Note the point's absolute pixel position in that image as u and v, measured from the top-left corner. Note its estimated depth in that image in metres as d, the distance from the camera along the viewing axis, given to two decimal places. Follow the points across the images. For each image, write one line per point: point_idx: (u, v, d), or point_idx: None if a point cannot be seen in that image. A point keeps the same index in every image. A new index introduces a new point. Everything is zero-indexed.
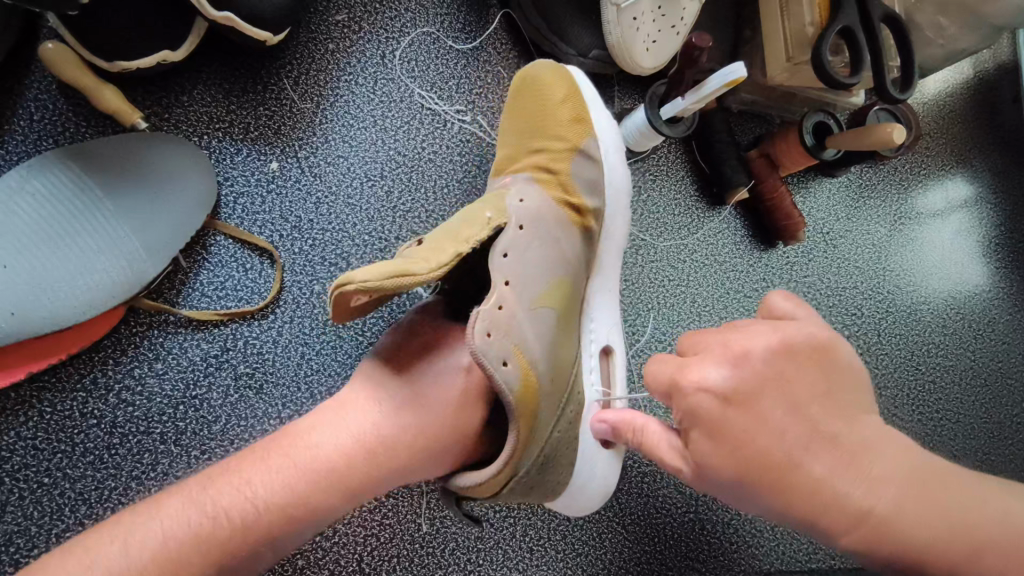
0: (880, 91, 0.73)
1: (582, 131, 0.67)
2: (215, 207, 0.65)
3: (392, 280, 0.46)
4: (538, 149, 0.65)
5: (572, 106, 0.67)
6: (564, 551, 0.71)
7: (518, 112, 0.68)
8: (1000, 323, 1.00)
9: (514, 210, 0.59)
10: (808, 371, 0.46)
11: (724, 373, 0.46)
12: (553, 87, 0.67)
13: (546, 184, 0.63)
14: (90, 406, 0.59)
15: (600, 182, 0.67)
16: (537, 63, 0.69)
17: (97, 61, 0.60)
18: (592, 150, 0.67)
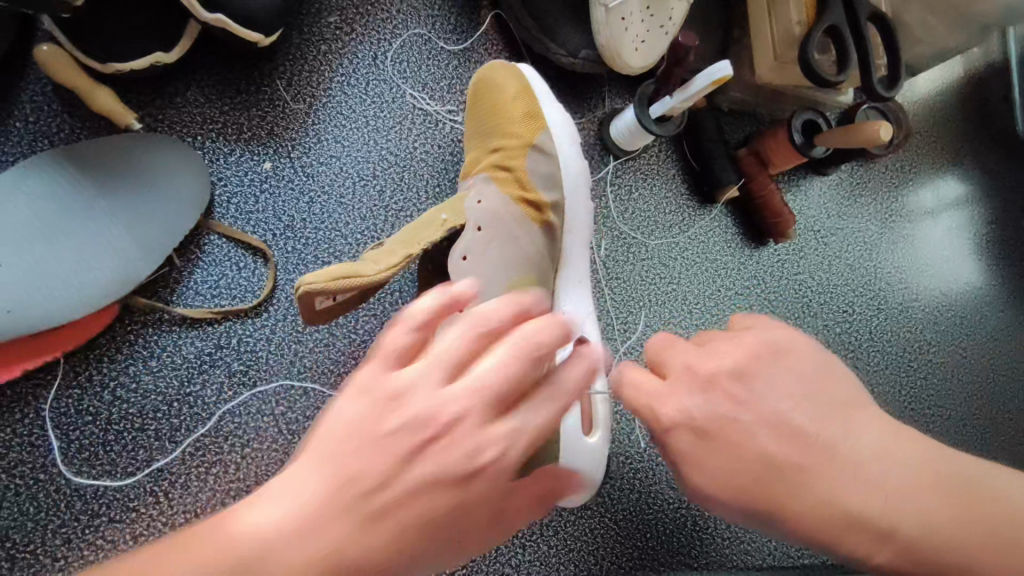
0: (867, 89, 0.74)
1: (534, 126, 0.68)
2: (209, 207, 0.66)
3: (343, 280, 0.49)
4: (495, 151, 0.66)
5: (523, 104, 0.68)
6: (556, 546, 0.72)
7: (475, 116, 0.69)
8: (992, 320, 1.01)
9: (472, 211, 0.61)
10: (770, 381, 0.44)
11: (692, 399, 0.43)
12: (504, 90, 0.68)
13: (504, 184, 0.64)
14: (85, 403, 0.60)
15: (557, 175, 0.68)
16: (487, 66, 0.70)
17: (91, 63, 0.61)
18: (546, 145, 0.68)
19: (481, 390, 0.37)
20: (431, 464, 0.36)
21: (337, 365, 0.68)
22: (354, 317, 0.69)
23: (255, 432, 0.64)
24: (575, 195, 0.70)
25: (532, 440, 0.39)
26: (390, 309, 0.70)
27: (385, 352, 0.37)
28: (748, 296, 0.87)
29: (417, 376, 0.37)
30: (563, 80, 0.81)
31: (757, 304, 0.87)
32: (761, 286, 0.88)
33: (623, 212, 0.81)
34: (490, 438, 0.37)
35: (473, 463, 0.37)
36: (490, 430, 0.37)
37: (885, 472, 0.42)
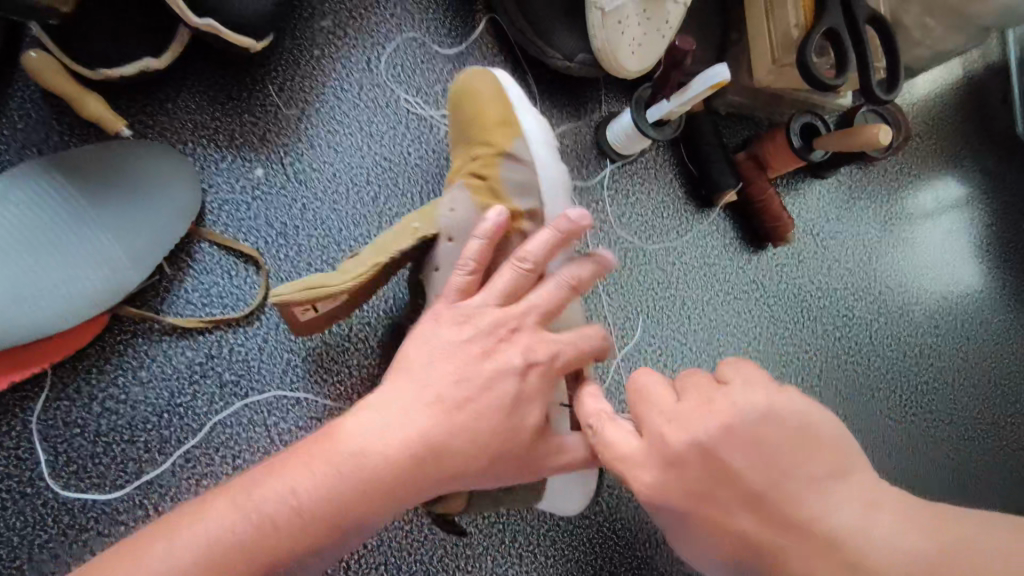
0: (866, 92, 0.73)
1: (510, 133, 0.59)
2: (200, 214, 0.65)
3: (311, 291, 0.56)
4: (472, 159, 0.60)
5: (495, 110, 0.60)
6: (553, 556, 0.71)
7: (456, 122, 0.64)
8: (992, 323, 1.00)
9: (444, 226, 0.58)
10: (744, 453, 0.39)
11: (653, 472, 0.41)
12: (480, 93, 0.61)
13: (475, 195, 0.58)
14: (73, 415, 0.59)
15: (536, 182, 0.59)
16: (467, 73, 0.64)
17: (79, 69, 0.60)
18: (522, 150, 0.59)
19: (534, 308, 0.52)
20: (486, 369, 0.49)
21: (331, 374, 0.67)
22: (348, 325, 0.68)
23: (247, 442, 0.63)
24: (556, 204, 0.59)
25: (561, 358, 0.52)
26: (385, 316, 0.69)
27: (452, 291, 0.53)
28: (747, 301, 0.86)
29: (485, 300, 0.52)
30: (559, 84, 0.80)
31: (756, 308, 0.86)
32: (760, 291, 0.87)
33: (620, 217, 0.80)
34: (546, 339, 0.52)
35: (516, 365, 0.50)
36: (536, 335, 0.52)
37: (866, 546, 0.35)
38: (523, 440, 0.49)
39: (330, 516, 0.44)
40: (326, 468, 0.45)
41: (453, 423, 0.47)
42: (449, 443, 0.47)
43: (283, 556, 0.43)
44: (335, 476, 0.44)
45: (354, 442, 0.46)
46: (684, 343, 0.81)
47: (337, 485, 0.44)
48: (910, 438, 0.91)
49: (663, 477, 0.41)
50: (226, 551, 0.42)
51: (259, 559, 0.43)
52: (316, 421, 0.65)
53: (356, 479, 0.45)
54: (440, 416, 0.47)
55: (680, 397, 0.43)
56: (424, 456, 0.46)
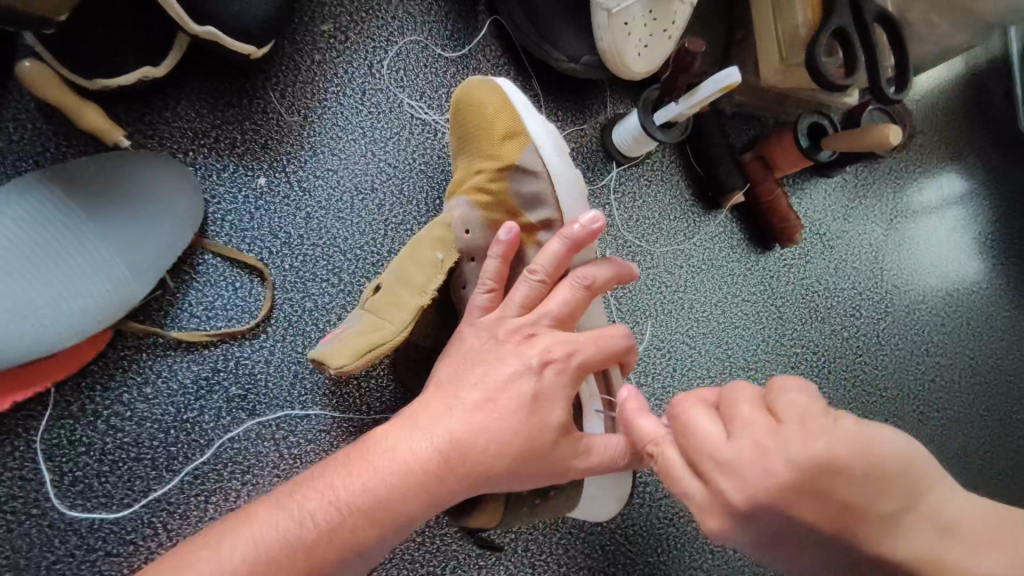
0: (875, 92, 0.72)
1: (516, 145, 0.58)
2: (203, 225, 0.64)
3: (363, 358, 0.51)
4: (477, 172, 0.60)
5: (500, 123, 0.59)
6: (566, 565, 0.70)
7: (460, 133, 0.63)
8: (998, 319, 1.00)
9: (461, 245, 0.57)
10: (809, 536, 0.34)
11: (716, 516, 0.36)
12: (484, 105, 0.60)
13: (487, 211, 0.58)
14: (78, 433, 0.58)
15: (548, 193, 0.58)
16: (465, 84, 0.62)
17: (77, 79, 0.58)
18: (531, 163, 0.58)
19: (549, 315, 0.52)
20: (505, 371, 0.48)
21: (338, 385, 0.66)
22: None
23: (255, 456, 0.62)
24: (574, 210, 0.59)
25: (589, 361, 0.50)
26: None
27: (474, 308, 0.53)
28: (754, 303, 0.85)
29: (503, 313, 0.52)
30: (563, 86, 0.79)
31: (764, 310, 0.86)
32: (768, 292, 0.86)
33: (627, 219, 0.80)
34: (566, 339, 0.50)
35: (533, 365, 0.48)
36: (556, 334, 0.50)
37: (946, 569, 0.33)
38: (555, 436, 0.48)
39: (370, 516, 0.44)
40: (362, 472, 0.45)
41: (482, 424, 0.47)
42: (479, 441, 0.46)
43: (328, 559, 0.43)
44: (373, 479, 0.44)
45: (387, 447, 0.46)
46: (693, 347, 0.81)
47: (375, 488, 0.44)
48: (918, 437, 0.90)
49: (729, 525, 0.36)
50: (272, 554, 0.41)
51: (304, 564, 0.42)
52: (324, 433, 0.64)
53: (392, 479, 0.45)
54: (469, 415, 0.47)
55: (731, 432, 0.37)
56: (456, 457, 0.46)
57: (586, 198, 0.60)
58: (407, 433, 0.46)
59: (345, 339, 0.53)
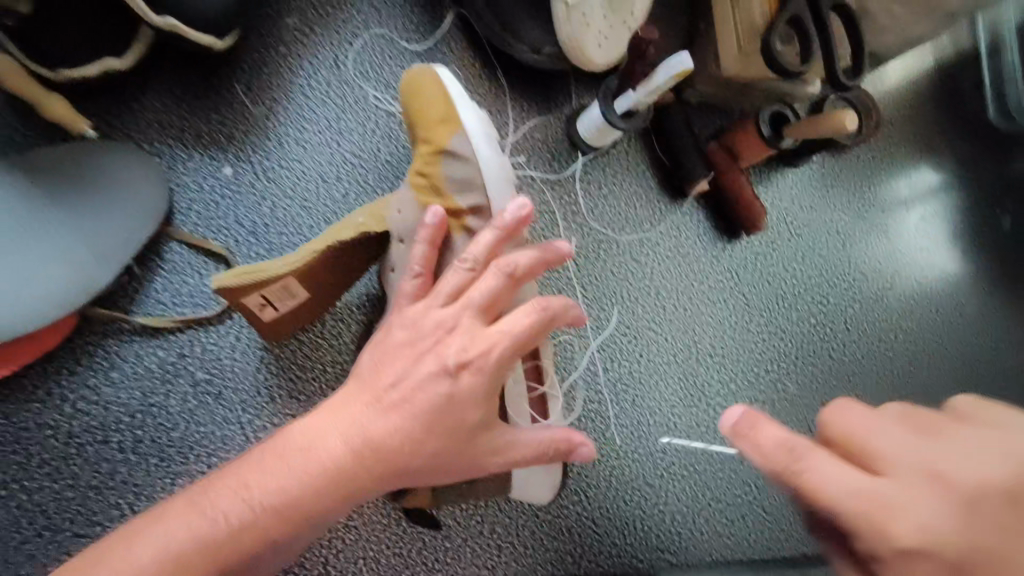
0: (830, 79, 0.73)
1: (446, 129, 0.59)
2: (169, 214, 0.65)
3: (244, 279, 0.57)
4: (418, 157, 0.61)
5: (437, 106, 0.60)
6: (532, 547, 0.71)
7: (411, 120, 0.65)
8: (968, 306, 1.01)
9: (393, 225, 0.59)
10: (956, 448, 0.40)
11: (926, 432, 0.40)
12: (423, 92, 0.61)
13: (420, 194, 0.59)
14: (45, 416, 0.59)
15: (477, 179, 0.58)
16: (413, 69, 0.64)
17: (42, 70, 0.60)
18: (462, 147, 0.59)
19: (472, 308, 0.50)
20: (422, 369, 0.48)
21: (304, 371, 0.67)
22: (321, 323, 0.68)
23: (221, 440, 0.63)
24: (501, 197, 0.59)
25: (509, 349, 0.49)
26: (359, 312, 0.70)
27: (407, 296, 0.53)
28: (722, 290, 0.86)
29: (430, 305, 0.51)
30: (528, 78, 0.81)
31: (732, 296, 0.87)
32: (736, 280, 0.87)
33: (593, 209, 0.81)
34: (484, 334, 0.49)
35: (449, 367, 0.48)
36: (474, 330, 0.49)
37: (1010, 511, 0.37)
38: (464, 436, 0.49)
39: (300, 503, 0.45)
40: (281, 469, 0.45)
41: (400, 426, 0.47)
42: (394, 441, 0.47)
43: (242, 553, 0.44)
44: (291, 478, 0.45)
45: (310, 444, 0.46)
46: (660, 333, 0.82)
47: (278, 486, 0.45)
48: None
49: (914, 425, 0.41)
50: (201, 541, 0.43)
51: (218, 560, 0.43)
52: (290, 418, 0.65)
53: (311, 476, 0.45)
54: (392, 418, 0.47)
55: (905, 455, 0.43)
56: (371, 456, 0.46)
57: (512, 185, 0.60)
58: (329, 433, 0.47)
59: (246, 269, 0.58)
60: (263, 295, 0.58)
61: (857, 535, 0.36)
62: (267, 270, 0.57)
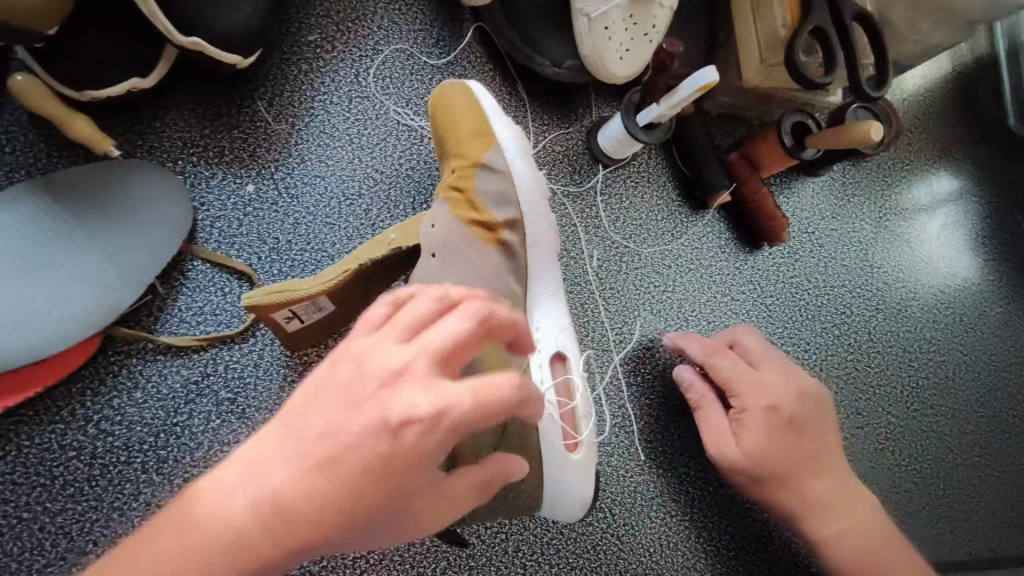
0: (855, 90, 0.73)
1: (483, 144, 0.63)
2: (192, 232, 0.65)
3: (272, 298, 0.56)
4: (450, 172, 0.64)
5: (471, 121, 0.63)
6: (558, 565, 0.70)
7: (436, 138, 0.67)
8: (992, 316, 1.00)
9: (425, 238, 0.58)
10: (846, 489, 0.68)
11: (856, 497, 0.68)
12: (453, 107, 0.64)
13: (456, 208, 0.61)
14: (69, 438, 0.58)
15: (511, 194, 0.64)
16: (437, 88, 0.67)
17: (69, 91, 0.60)
18: (497, 163, 0.64)
19: (428, 352, 0.35)
20: (358, 423, 0.35)
21: None
22: (343, 339, 0.68)
23: None
24: (532, 208, 0.65)
25: (466, 419, 0.34)
26: None
27: (362, 321, 0.37)
28: (744, 301, 0.85)
29: (377, 339, 0.36)
30: (548, 91, 0.81)
31: (754, 307, 0.86)
32: (758, 290, 0.87)
33: (614, 221, 0.80)
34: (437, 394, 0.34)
35: (390, 423, 0.34)
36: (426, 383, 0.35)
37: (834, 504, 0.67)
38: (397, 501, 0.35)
39: None
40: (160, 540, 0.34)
41: (314, 487, 0.34)
42: (306, 503, 0.34)
43: None
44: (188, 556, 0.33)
45: (200, 503, 0.35)
46: None
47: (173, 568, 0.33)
48: (913, 433, 0.90)
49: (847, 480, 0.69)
50: None
51: None
52: None
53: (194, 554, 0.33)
54: (305, 473, 0.35)
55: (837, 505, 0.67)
56: (277, 522, 0.34)
57: (542, 198, 0.66)
58: (222, 483, 0.35)
59: (275, 286, 0.58)
60: (291, 309, 0.57)
61: (745, 393, 0.68)
62: (299, 289, 0.57)
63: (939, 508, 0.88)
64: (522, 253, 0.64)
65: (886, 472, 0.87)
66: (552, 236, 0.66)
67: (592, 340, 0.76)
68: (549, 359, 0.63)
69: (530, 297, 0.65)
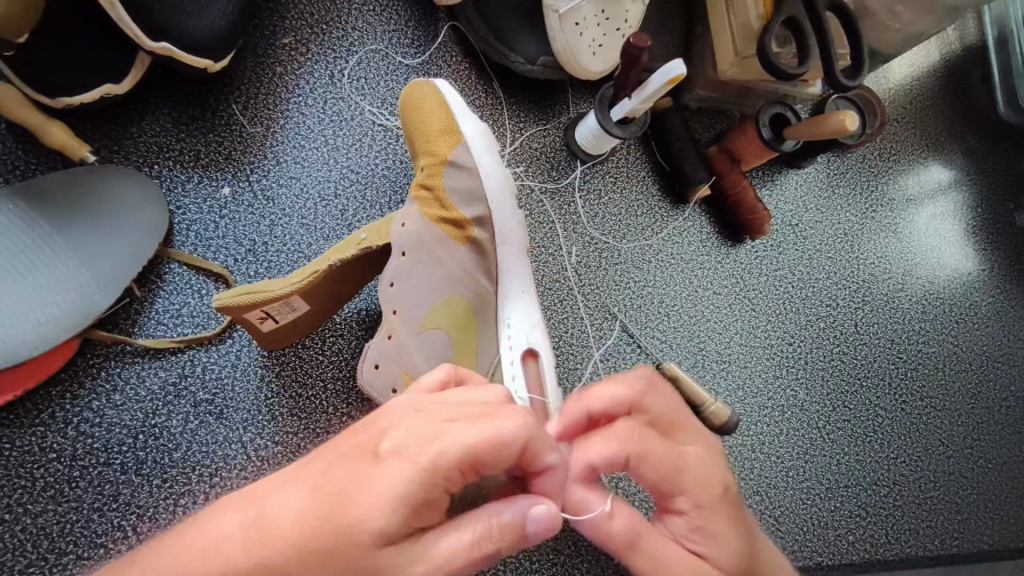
0: (830, 80, 0.72)
1: (451, 142, 0.64)
2: (168, 235, 0.66)
3: (241, 299, 0.56)
4: (420, 170, 0.64)
5: (439, 119, 0.64)
6: (538, 562, 0.69)
7: (408, 135, 0.67)
8: (984, 306, 0.99)
9: (396, 235, 0.59)
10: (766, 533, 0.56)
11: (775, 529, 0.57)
12: (422, 105, 0.64)
13: (426, 207, 0.62)
14: (49, 440, 0.59)
15: (478, 189, 0.64)
16: (407, 85, 0.67)
17: (42, 99, 0.61)
18: (464, 160, 0.64)
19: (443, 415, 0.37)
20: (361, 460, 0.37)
21: (304, 388, 0.67)
22: (320, 339, 0.69)
23: (223, 459, 0.63)
24: (502, 205, 0.64)
25: (450, 451, 0.34)
26: (359, 328, 0.70)
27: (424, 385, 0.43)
28: (727, 295, 0.85)
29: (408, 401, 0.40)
30: (525, 89, 0.81)
31: (737, 301, 0.85)
32: (740, 283, 0.86)
33: (593, 217, 0.80)
34: (432, 429, 0.36)
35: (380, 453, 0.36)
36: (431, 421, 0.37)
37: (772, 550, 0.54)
38: (371, 541, 0.34)
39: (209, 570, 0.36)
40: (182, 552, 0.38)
41: (309, 507, 0.36)
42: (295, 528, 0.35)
43: None
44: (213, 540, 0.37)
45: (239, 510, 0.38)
46: (665, 341, 0.80)
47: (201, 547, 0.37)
48: (901, 425, 0.89)
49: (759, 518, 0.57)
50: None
51: None
52: (292, 435, 0.65)
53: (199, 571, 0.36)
54: (309, 499, 0.36)
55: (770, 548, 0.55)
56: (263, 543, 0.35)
57: (511, 193, 0.65)
58: (262, 490, 0.39)
59: (245, 286, 0.58)
60: (263, 311, 0.58)
61: (686, 489, 0.47)
62: (269, 289, 0.57)
63: (930, 500, 0.87)
64: (493, 250, 0.64)
65: (874, 464, 0.86)
66: (521, 229, 0.66)
67: (570, 337, 0.76)
68: (521, 356, 0.63)
69: (503, 292, 0.65)
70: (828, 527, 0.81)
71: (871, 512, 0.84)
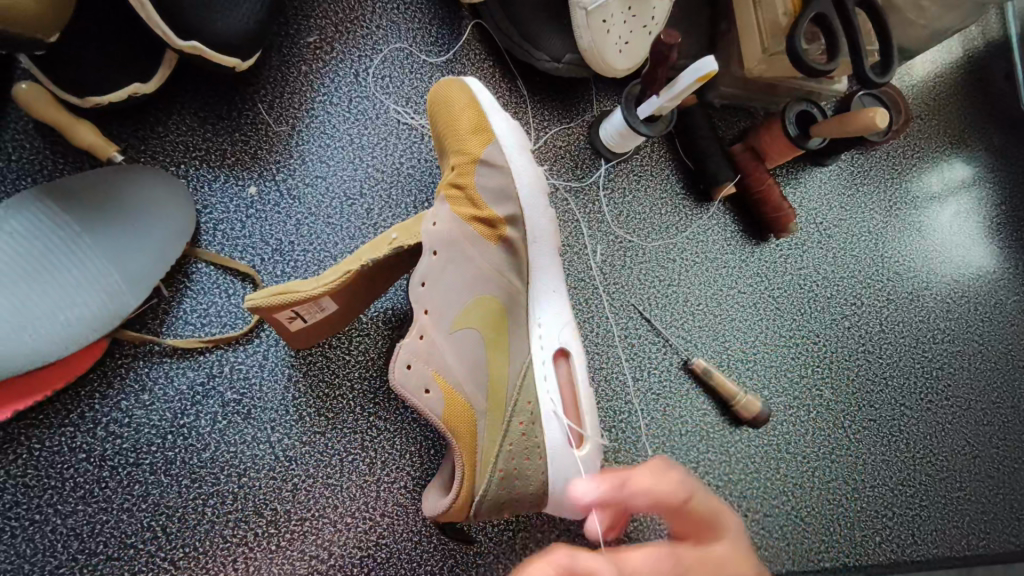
0: (860, 78, 0.71)
1: (483, 140, 0.63)
2: (195, 235, 0.66)
3: (274, 296, 0.56)
4: (450, 168, 0.64)
5: (472, 117, 0.64)
6: None
7: (436, 134, 0.67)
8: (1008, 305, 0.98)
9: (427, 235, 0.59)
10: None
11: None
12: (451, 103, 0.64)
13: (457, 206, 0.62)
14: (78, 440, 0.59)
15: (510, 188, 0.63)
16: (437, 83, 0.68)
17: (69, 98, 0.60)
18: (497, 158, 0.63)
19: None
20: None
21: (331, 388, 0.67)
22: (347, 339, 0.68)
23: (252, 460, 0.63)
24: (532, 203, 0.63)
25: None
26: (385, 329, 0.70)
27: None
28: (751, 294, 0.84)
29: None
30: (550, 87, 0.80)
31: (762, 300, 0.85)
32: (764, 281, 0.85)
33: (617, 216, 0.80)
34: None
35: None
36: None
37: None
38: None
39: None
40: None
41: None
42: None
43: None
44: None
45: None
46: (689, 339, 0.80)
47: None
48: (927, 424, 0.88)
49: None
50: None
51: None
52: (319, 436, 0.65)
53: None
54: None
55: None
56: None
57: (542, 192, 0.65)
58: None
59: (277, 285, 0.58)
60: (295, 310, 0.57)
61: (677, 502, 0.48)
62: (301, 289, 0.57)
63: (955, 501, 0.87)
64: (524, 249, 0.64)
65: (899, 464, 0.85)
66: (552, 228, 0.65)
67: (596, 336, 0.75)
68: (552, 355, 0.63)
69: (535, 291, 0.65)
70: (855, 528, 0.80)
71: (897, 512, 0.83)
